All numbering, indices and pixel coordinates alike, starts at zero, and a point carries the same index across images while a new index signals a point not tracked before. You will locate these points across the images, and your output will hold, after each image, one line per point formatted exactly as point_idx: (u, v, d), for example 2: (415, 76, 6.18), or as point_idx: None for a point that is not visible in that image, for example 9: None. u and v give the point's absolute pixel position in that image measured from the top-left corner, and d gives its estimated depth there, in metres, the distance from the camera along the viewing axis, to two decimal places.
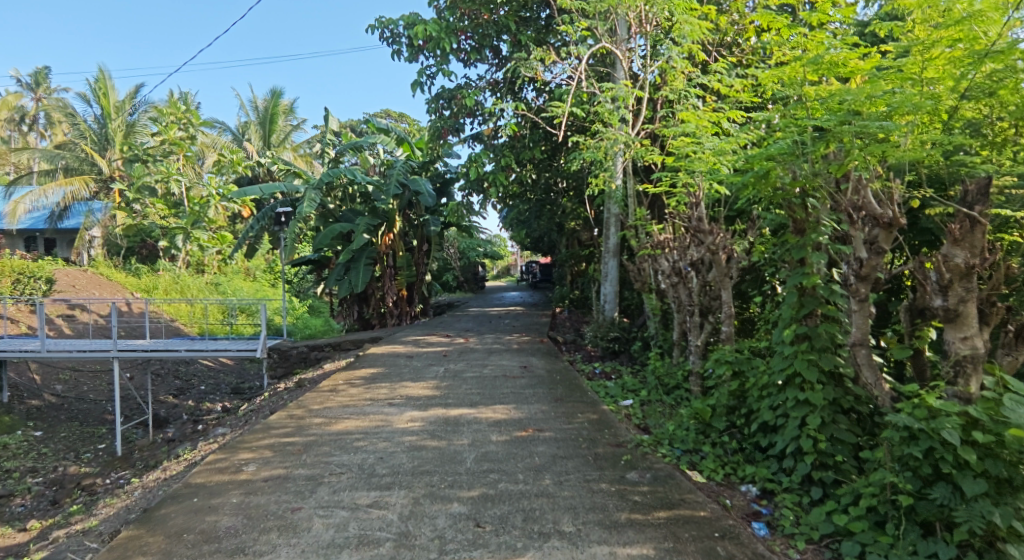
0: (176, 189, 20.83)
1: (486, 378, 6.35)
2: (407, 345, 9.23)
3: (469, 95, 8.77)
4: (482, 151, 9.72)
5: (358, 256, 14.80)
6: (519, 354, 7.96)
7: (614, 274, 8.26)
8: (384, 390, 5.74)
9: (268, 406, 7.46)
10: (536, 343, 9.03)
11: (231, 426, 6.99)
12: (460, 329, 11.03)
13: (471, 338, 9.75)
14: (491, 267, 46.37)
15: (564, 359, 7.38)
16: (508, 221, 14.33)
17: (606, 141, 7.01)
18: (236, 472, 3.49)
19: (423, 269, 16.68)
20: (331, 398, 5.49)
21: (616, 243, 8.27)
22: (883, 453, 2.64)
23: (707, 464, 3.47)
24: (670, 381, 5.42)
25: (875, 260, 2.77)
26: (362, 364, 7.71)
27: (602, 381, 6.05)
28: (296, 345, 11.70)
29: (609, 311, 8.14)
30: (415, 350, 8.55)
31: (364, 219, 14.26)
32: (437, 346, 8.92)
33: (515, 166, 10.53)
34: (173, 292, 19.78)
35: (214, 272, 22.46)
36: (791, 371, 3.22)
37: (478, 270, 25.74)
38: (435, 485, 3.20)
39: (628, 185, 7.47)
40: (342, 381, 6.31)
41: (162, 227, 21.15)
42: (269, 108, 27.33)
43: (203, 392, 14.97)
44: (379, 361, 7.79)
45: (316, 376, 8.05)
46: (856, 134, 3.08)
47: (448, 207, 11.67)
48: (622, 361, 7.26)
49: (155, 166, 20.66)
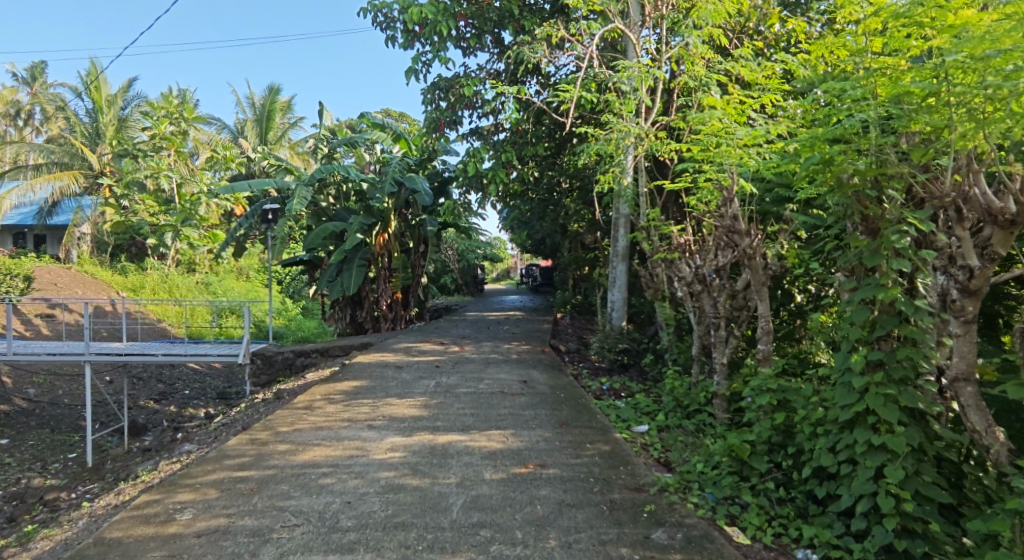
0: (166, 185, 20.21)
1: (482, 394, 5.68)
2: (398, 353, 8.56)
3: (468, 84, 8.14)
4: (482, 145, 9.10)
5: (352, 257, 14.16)
6: (520, 366, 7.29)
7: (623, 281, 7.61)
8: (366, 409, 5.07)
9: (242, 420, 6.78)
10: (538, 353, 8.38)
11: (199, 443, 6.32)
12: (456, 336, 10.38)
13: (467, 346, 9.08)
14: (491, 270, 45.84)
15: (568, 372, 6.71)
16: (508, 222, 13.69)
17: (617, 133, 6.41)
18: (165, 522, 2.82)
19: (420, 271, 16.03)
20: (303, 417, 4.81)
21: (625, 246, 7.57)
22: (1007, 529, 1.98)
23: (750, 519, 2.77)
24: (691, 403, 4.76)
25: (991, 270, 2.16)
26: (346, 375, 7.03)
27: (611, 401, 5.38)
28: (281, 350, 11.02)
29: (617, 321, 7.52)
30: (406, 360, 7.88)
31: (358, 219, 13.62)
32: (430, 355, 8.24)
33: (516, 163, 9.89)
34: (161, 292, 19.12)
35: (205, 271, 21.84)
36: (861, 408, 2.56)
37: (477, 273, 25.11)
38: (410, 547, 2.52)
39: (640, 183, 6.83)
40: (320, 397, 5.64)
41: (152, 225, 20.51)
42: (266, 104, 26.76)
43: (187, 397, 14.29)
44: (365, 372, 7.12)
45: (297, 387, 7.37)
46: (956, 98, 2.38)
47: (444, 206, 10.96)
48: (632, 376, 6.61)
49: (145, 161, 20.05)
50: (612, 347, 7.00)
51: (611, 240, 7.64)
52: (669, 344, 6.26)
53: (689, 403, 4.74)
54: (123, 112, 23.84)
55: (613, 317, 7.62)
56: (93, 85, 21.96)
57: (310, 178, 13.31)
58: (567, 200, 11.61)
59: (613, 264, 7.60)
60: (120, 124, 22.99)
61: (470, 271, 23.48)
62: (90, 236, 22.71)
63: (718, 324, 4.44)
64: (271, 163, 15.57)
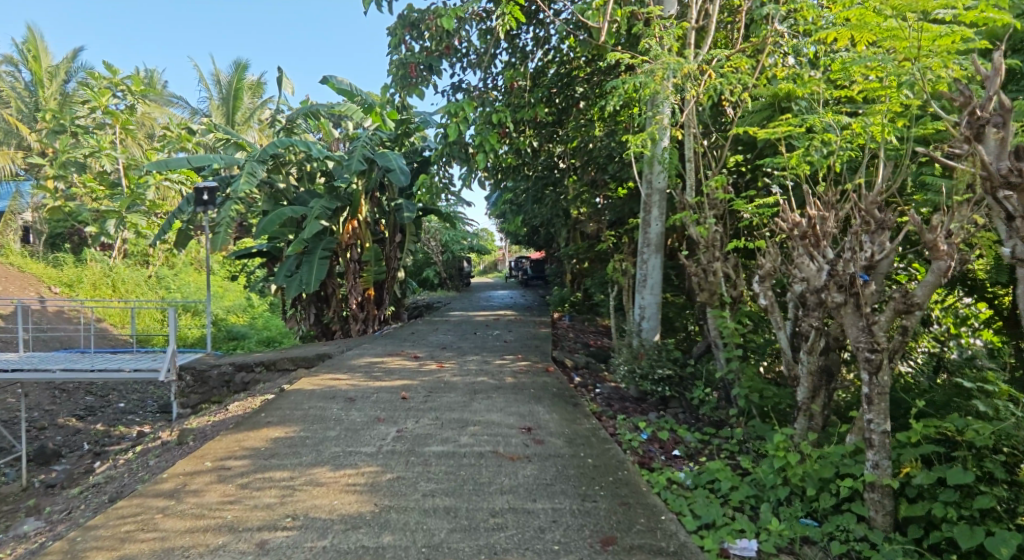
0: (110, 166, 17.83)
1: (467, 455, 3.71)
2: (355, 374, 6.52)
3: (450, 14, 6.06)
4: (468, 101, 6.99)
5: (313, 248, 12.13)
6: (518, 396, 5.32)
7: (658, 281, 5.73)
8: (273, 496, 3.07)
9: (120, 480, 4.71)
10: (540, 372, 6.46)
11: (44, 522, 4.25)
12: (435, 345, 8.40)
13: (448, 362, 7.08)
14: (477, 261, 43.64)
15: (588, 411, 4.76)
16: (499, 207, 11.73)
17: (666, 64, 4.50)
18: None
19: (396, 264, 13.96)
20: (151, 525, 2.75)
21: (660, 233, 5.69)
22: None
23: None
24: (820, 494, 2.79)
25: None
26: (273, 411, 4.97)
27: (670, 473, 3.44)
28: (217, 365, 8.86)
29: (651, 338, 5.61)
30: (362, 386, 5.85)
31: (320, 202, 11.62)
32: (397, 377, 6.25)
33: (510, 129, 7.90)
34: (102, 288, 16.94)
35: (159, 264, 19.62)
36: None
37: (463, 266, 22.99)
38: None
39: (688, 144, 4.97)
40: (209, 463, 3.59)
41: (94, 212, 18.12)
42: (232, 82, 24.39)
43: (120, 412, 12.16)
44: (299, 407, 5.06)
45: (207, 427, 5.29)
46: None
47: (417, 184, 8.64)
48: (679, 417, 4.73)
49: (86, 139, 17.65)
50: (648, 375, 5.11)
51: (642, 225, 5.77)
52: (738, 374, 4.39)
53: (806, 489, 2.81)
54: (65, 84, 21.19)
55: (644, 332, 5.73)
56: (31, 53, 19.43)
57: (263, 152, 11.23)
58: (568, 180, 9.67)
59: (645, 259, 5.72)
60: (62, 98, 20.40)
61: (454, 264, 21.41)
62: (29, 223, 20.22)
63: (879, 361, 2.55)
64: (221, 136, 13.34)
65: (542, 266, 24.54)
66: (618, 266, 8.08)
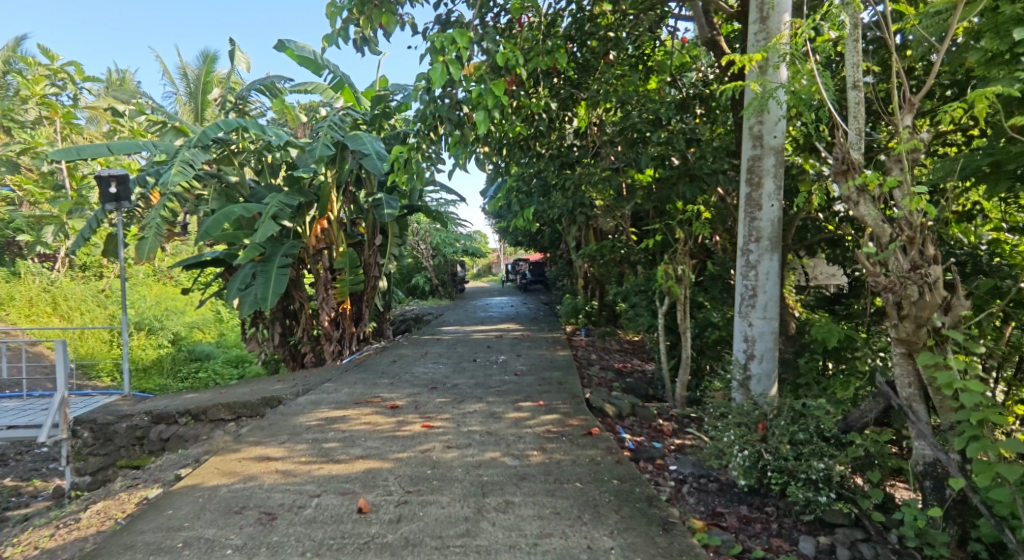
0: (46, 166, 15.48)
1: None
2: (297, 447, 4.26)
3: None
4: (461, 32, 4.71)
5: (271, 254, 9.85)
6: (560, 505, 3.07)
7: (774, 298, 3.58)
8: None
9: None
10: (581, 438, 4.23)
11: None
12: (421, 384, 6.16)
13: (439, 418, 4.84)
14: (472, 265, 41.45)
15: (700, 553, 2.53)
16: (499, 201, 9.55)
17: None
18: None
19: (376, 273, 11.62)
20: None
21: (774, 217, 3.54)
22: None
23: None
24: None
25: None
26: (117, 553, 2.71)
27: None
28: (127, 415, 6.49)
29: (768, 393, 3.44)
30: (300, 479, 3.60)
31: (278, 198, 9.42)
32: (359, 455, 4.02)
33: (519, 84, 5.72)
34: (39, 306, 14.62)
35: (111, 276, 17.25)
36: None
37: (456, 271, 20.78)
38: None
39: (854, 49, 2.85)
40: None
41: (30, 217, 15.74)
42: (199, 75, 21.98)
43: (39, 461, 9.89)
44: (172, 541, 2.81)
45: None
46: None
47: (389, 158, 5.65)
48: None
49: (18, 135, 15.28)
50: (792, 472, 2.87)
51: (745, 208, 3.64)
52: (1009, 487, 2.19)
53: None
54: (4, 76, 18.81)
55: (752, 381, 3.56)
56: None
57: (202, 136, 9.00)
58: (591, 159, 7.27)
59: (753, 261, 3.59)
60: None
61: (446, 268, 19.04)
62: None
63: None
64: (157, 119, 10.96)
65: (541, 268, 22.45)
66: (669, 268, 6.02)
